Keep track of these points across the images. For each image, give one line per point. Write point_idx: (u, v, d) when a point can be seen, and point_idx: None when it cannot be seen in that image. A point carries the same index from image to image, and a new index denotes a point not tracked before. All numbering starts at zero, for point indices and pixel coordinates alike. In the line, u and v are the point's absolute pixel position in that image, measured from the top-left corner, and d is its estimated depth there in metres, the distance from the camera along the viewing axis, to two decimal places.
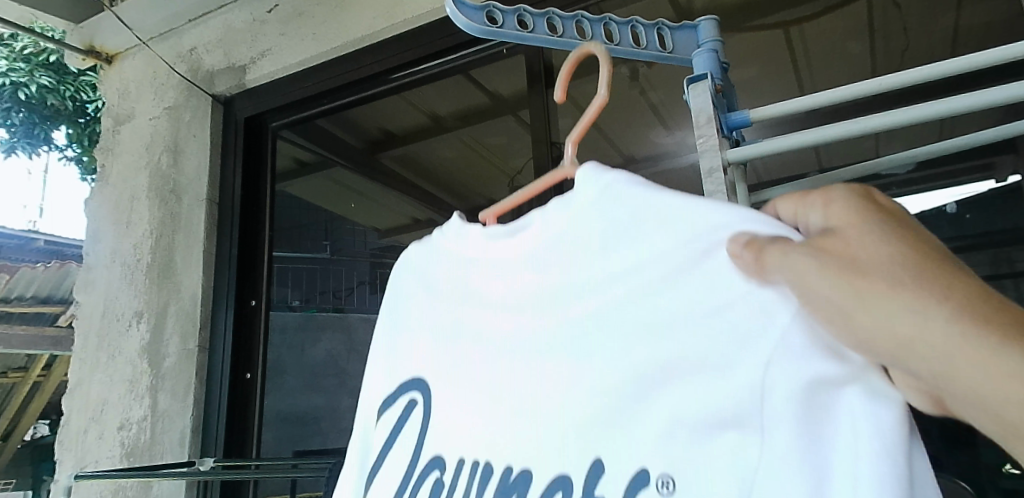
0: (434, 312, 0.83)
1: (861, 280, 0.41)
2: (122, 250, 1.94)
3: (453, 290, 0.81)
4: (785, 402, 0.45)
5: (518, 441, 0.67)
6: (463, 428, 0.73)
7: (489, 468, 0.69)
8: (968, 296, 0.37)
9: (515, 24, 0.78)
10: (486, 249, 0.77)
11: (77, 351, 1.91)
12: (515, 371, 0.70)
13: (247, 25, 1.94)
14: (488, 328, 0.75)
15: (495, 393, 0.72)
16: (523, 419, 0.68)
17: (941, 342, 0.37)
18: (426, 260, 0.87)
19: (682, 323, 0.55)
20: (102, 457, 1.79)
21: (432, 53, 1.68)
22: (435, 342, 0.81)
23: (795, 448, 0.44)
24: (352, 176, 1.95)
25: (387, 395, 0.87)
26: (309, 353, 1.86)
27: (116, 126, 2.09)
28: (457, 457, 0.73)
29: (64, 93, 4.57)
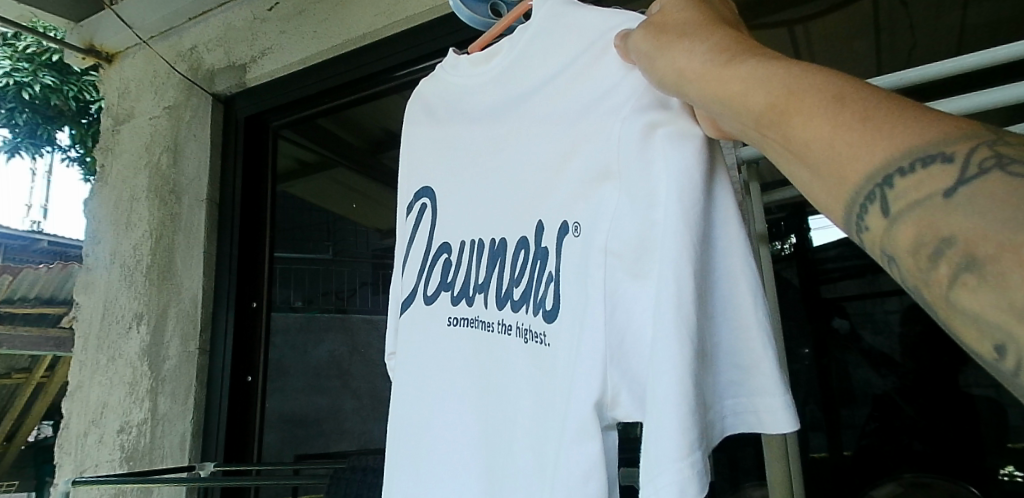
0: (435, 133, 0.94)
1: (665, 33, 0.57)
2: (122, 251, 1.92)
3: (450, 109, 0.93)
4: (630, 146, 0.64)
5: (497, 226, 0.81)
6: (456, 229, 0.87)
7: (484, 245, 0.82)
8: (725, 40, 0.53)
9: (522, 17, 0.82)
10: (469, 77, 0.89)
11: (77, 353, 1.90)
12: (484, 172, 0.85)
13: (248, 23, 1.92)
14: (466, 140, 0.89)
15: (471, 189, 0.86)
16: (485, 205, 0.84)
17: (697, 64, 0.53)
18: (432, 87, 0.97)
19: (592, 106, 0.71)
20: (102, 461, 1.77)
21: (432, 52, 1.65)
22: (437, 156, 0.93)
23: (628, 178, 0.64)
24: (355, 177, 1.97)
25: (408, 201, 0.97)
26: (314, 354, 1.85)
27: (116, 126, 2.08)
28: (458, 249, 0.86)
29: (67, 93, 4.55)
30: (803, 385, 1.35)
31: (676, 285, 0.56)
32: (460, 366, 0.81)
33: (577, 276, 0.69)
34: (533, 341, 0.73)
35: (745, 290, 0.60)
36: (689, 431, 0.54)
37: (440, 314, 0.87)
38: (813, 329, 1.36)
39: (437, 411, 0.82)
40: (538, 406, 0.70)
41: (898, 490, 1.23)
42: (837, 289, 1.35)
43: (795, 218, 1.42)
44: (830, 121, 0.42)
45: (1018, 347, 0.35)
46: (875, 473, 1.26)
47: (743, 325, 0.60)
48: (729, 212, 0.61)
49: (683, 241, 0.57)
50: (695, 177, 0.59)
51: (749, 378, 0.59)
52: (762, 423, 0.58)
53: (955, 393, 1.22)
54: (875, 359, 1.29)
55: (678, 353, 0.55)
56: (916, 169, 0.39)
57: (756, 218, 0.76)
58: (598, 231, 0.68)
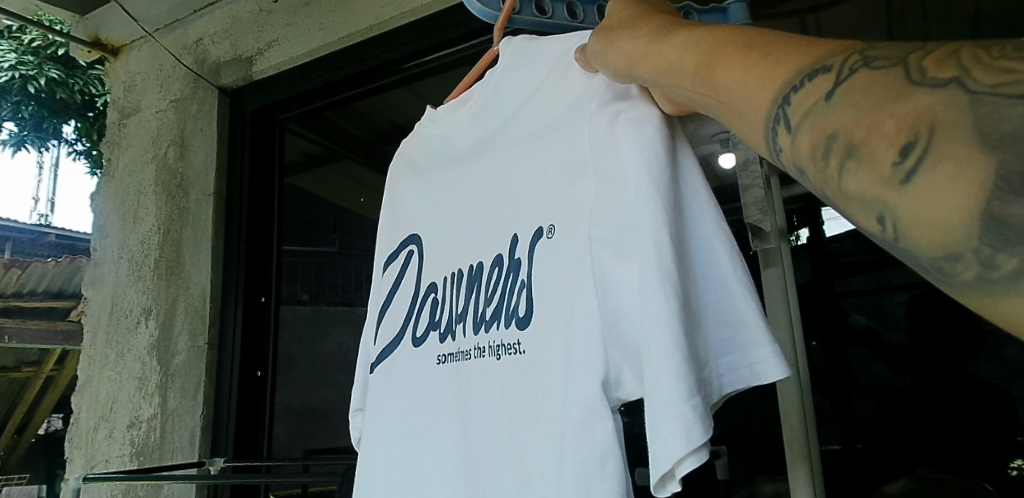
0: (412, 178, 0.94)
1: (611, 28, 0.60)
2: (129, 246, 1.91)
3: (422, 157, 0.93)
4: (599, 128, 0.64)
5: (477, 250, 0.79)
6: (435, 261, 0.86)
7: (461, 276, 0.80)
8: (664, 23, 0.56)
9: (532, 10, 0.73)
10: (436, 122, 0.89)
11: (86, 348, 1.90)
12: (460, 191, 0.84)
13: (254, 16, 1.90)
14: (443, 170, 0.88)
15: (451, 213, 0.85)
16: (478, 241, 0.79)
17: (641, 46, 0.56)
18: (413, 146, 0.95)
19: (564, 110, 0.71)
20: (112, 456, 1.76)
21: (437, 44, 1.64)
22: (413, 206, 0.93)
23: (602, 160, 0.64)
24: (358, 167, 1.90)
25: (387, 256, 0.96)
26: (321, 346, 1.81)
27: (122, 120, 2.07)
28: (438, 279, 0.84)
29: (72, 87, 4.56)
30: (815, 380, 1.32)
31: (653, 246, 0.55)
32: (443, 399, 0.77)
33: (558, 274, 0.67)
34: (511, 355, 0.70)
35: (718, 250, 0.58)
36: (685, 381, 0.52)
37: (427, 356, 0.82)
38: (830, 322, 1.34)
39: (425, 446, 0.78)
40: (529, 414, 0.66)
41: (910, 485, 1.22)
42: (848, 281, 1.33)
43: (809, 210, 1.39)
44: (742, 71, 0.46)
45: (893, 211, 0.36)
46: (886, 467, 1.24)
47: (723, 284, 0.58)
48: (697, 177, 0.60)
49: (654, 205, 0.56)
50: (661, 147, 0.58)
51: (739, 332, 0.57)
52: (755, 376, 0.55)
53: (965, 385, 1.20)
54: (887, 352, 1.28)
55: (661, 305, 0.53)
56: (804, 83, 0.41)
57: (778, 211, 0.74)
58: (579, 226, 0.66)
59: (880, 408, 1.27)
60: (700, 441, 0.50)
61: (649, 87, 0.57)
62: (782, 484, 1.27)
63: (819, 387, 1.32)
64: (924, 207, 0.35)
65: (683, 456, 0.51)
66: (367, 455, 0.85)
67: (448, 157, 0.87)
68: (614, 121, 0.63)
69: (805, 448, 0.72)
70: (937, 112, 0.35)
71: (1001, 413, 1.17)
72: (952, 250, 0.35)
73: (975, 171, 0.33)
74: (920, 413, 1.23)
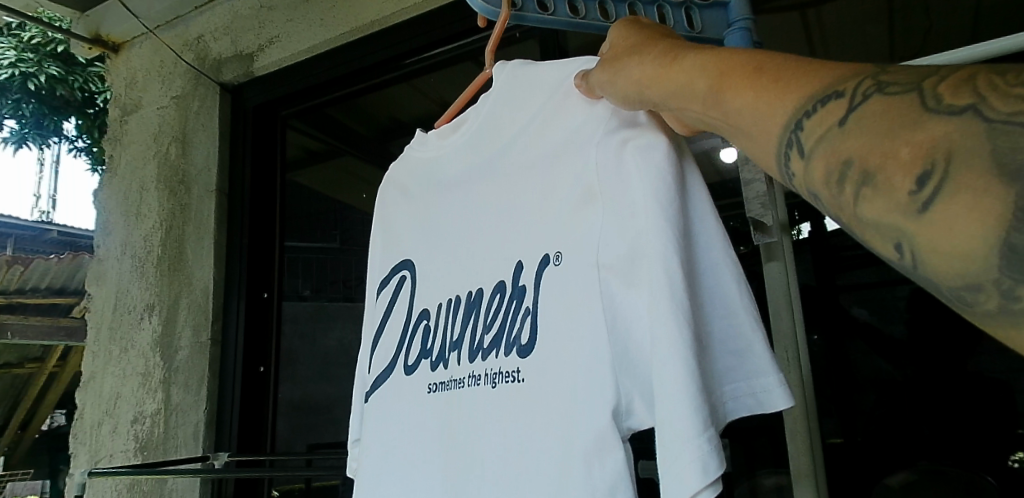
0: (407, 199, 0.92)
1: (617, 51, 0.60)
2: (132, 242, 1.92)
3: (417, 179, 0.91)
4: (607, 153, 0.64)
5: (474, 276, 0.78)
6: (430, 287, 0.84)
7: (459, 302, 0.78)
8: (668, 45, 0.55)
9: (536, 6, 0.67)
10: (433, 146, 0.88)
11: (89, 344, 1.91)
12: (458, 213, 0.83)
13: (254, 12, 1.90)
14: (439, 193, 0.86)
15: (449, 236, 0.83)
16: (475, 265, 0.78)
17: (649, 70, 0.55)
18: (404, 172, 0.94)
19: (567, 134, 0.70)
20: (116, 451, 1.78)
21: (438, 40, 1.65)
22: (408, 229, 0.91)
23: (610, 186, 0.63)
24: (359, 163, 1.91)
25: (381, 279, 0.93)
26: (321, 343, 1.82)
27: (123, 116, 2.07)
28: (431, 306, 0.83)
29: (72, 84, 4.56)
30: (817, 374, 1.33)
31: (665, 278, 0.55)
32: (436, 427, 0.75)
33: (563, 302, 0.66)
34: (510, 384, 0.68)
35: (725, 279, 0.58)
36: (699, 415, 0.51)
37: (415, 383, 0.81)
38: (832, 316, 1.34)
39: (417, 476, 0.76)
40: (527, 447, 0.65)
41: (911, 478, 1.22)
42: (851, 276, 1.34)
43: (812, 204, 1.39)
44: (752, 94, 0.45)
45: (910, 241, 0.37)
46: (888, 462, 1.25)
47: (733, 313, 0.58)
48: (705, 204, 0.60)
49: (665, 236, 0.56)
50: (671, 173, 0.58)
51: (746, 361, 0.57)
52: (763, 404, 0.56)
53: (968, 380, 1.20)
54: (888, 346, 1.28)
55: (674, 338, 0.53)
56: (818, 109, 0.41)
57: (780, 205, 0.74)
58: (586, 254, 0.66)
59: (881, 402, 1.27)
60: (714, 476, 0.50)
61: (659, 110, 0.56)
62: (783, 478, 1.28)
63: (821, 382, 1.32)
64: (944, 238, 0.35)
65: (698, 492, 0.50)
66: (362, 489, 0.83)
67: (441, 181, 0.86)
68: (623, 147, 0.62)
69: (806, 440, 0.72)
70: (954, 141, 0.35)
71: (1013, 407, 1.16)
72: (971, 279, 0.35)
73: (995, 202, 0.33)
74: (922, 406, 1.24)
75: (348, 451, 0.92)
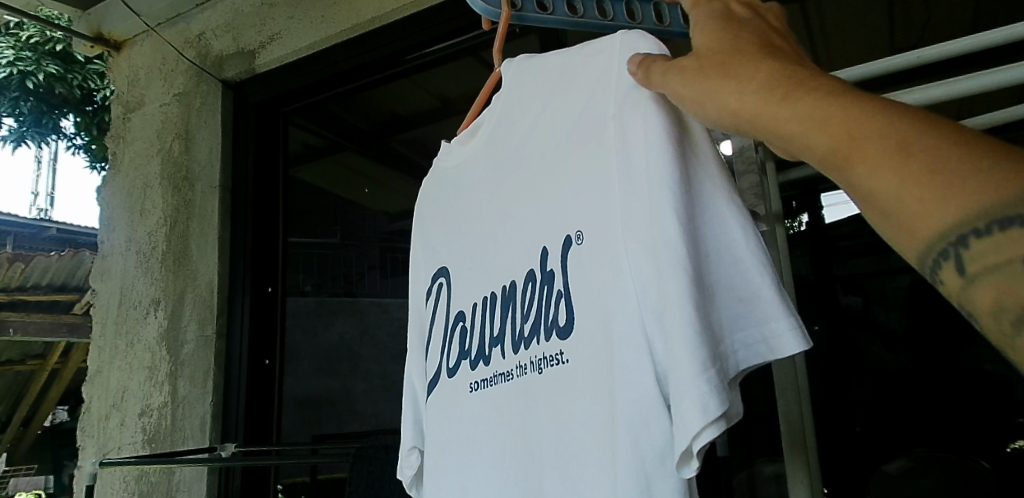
0: (435, 204, 0.90)
1: (708, 70, 0.50)
2: (137, 238, 1.94)
3: (438, 187, 0.90)
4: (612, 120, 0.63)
5: (502, 270, 0.76)
6: (466, 287, 0.82)
7: (495, 298, 0.76)
8: (769, 76, 0.45)
9: (535, 6, 0.70)
10: (455, 154, 0.87)
11: (95, 339, 1.94)
12: (483, 203, 0.80)
13: (255, 9, 1.92)
14: (461, 193, 0.85)
15: (477, 233, 0.81)
16: (505, 257, 0.76)
17: (750, 107, 0.46)
18: (432, 183, 0.91)
19: (578, 111, 0.69)
20: (124, 444, 1.80)
21: (439, 37, 1.66)
22: (440, 235, 0.89)
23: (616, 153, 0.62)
24: (362, 159, 2.00)
25: (424, 288, 0.92)
26: (324, 336, 1.89)
27: (127, 113, 2.09)
28: (465, 308, 0.82)
29: (71, 82, 4.58)
30: (816, 363, 1.35)
31: (663, 224, 0.54)
32: (493, 421, 0.73)
33: (584, 281, 0.65)
34: (554, 366, 0.67)
35: (734, 227, 0.56)
36: (700, 351, 0.50)
37: (457, 385, 0.80)
38: (829, 307, 1.37)
39: (474, 472, 0.74)
40: (572, 431, 0.63)
41: (908, 464, 1.24)
42: (849, 266, 1.36)
43: (808, 196, 1.41)
44: (861, 167, 0.39)
45: None
46: (885, 449, 1.27)
47: (741, 264, 0.55)
48: (711, 157, 0.58)
49: (666, 182, 0.55)
50: (661, 126, 0.57)
51: (755, 308, 0.55)
52: (775, 350, 0.54)
53: (961, 369, 1.25)
54: (884, 336, 1.31)
55: (676, 279, 0.52)
56: (992, 231, 0.36)
57: (772, 199, 0.76)
58: (601, 226, 0.64)
59: (875, 390, 1.30)
60: (716, 411, 0.49)
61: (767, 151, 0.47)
62: (781, 466, 1.30)
63: (816, 370, 1.34)
64: None
65: (701, 429, 0.49)
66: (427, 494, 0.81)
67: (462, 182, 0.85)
68: (630, 104, 0.61)
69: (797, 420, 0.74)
70: None
71: (992, 391, 1.23)
72: None
73: None
74: (919, 394, 1.27)
75: (399, 459, 0.89)
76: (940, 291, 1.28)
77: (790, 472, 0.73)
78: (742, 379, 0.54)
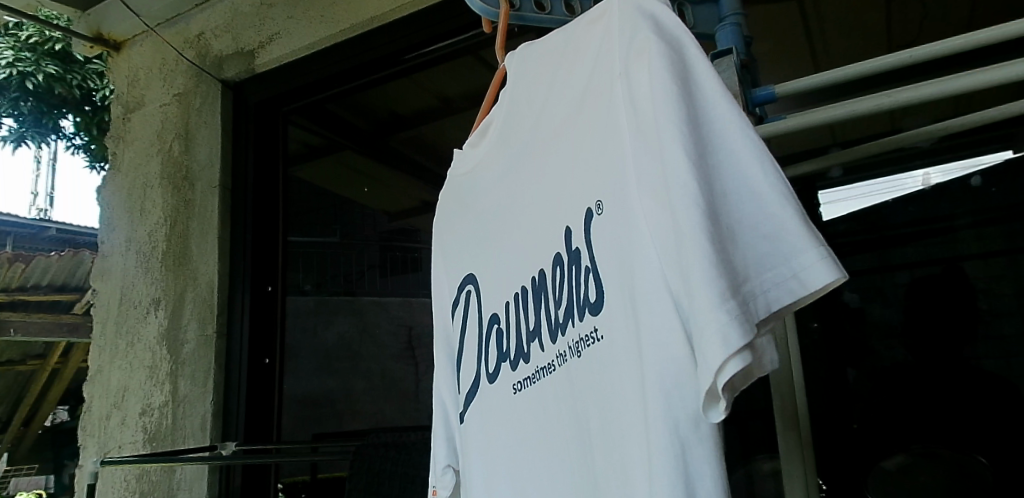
0: (453, 217, 0.90)
1: None
2: (138, 238, 1.95)
3: (455, 197, 0.89)
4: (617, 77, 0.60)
5: (530, 260, 0.75)
6: (492, 286, 0.81)
7: (527, 292, 0.75)
8: None
9: (532, 6, 0.70)
10: (468, 159, 0.87)
11: (96, 339, 1.94)
12: (507, 194, 0.79)
13: (254, 9, 1.92)
14: (483, 194, 0.83)
15: (502, 222, 0.79)
16: (534, 246, 0.74)
17: None
18: (449, 191, 0.90)
19: (587, 80, 0.67)
20: (126, 442, 1.81)
21: (438, 36, 1.66)
22: (461, 242, 0.88)
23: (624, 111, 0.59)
24: (359, 159, 2.04)
25: (451, 300, 0.91)
26: (322, 336, 1.90)
27: (127, 113, 2.09)
28: (497, 309, 0.81)
29: (71, 82, 4.59)
30: (814, 359, 1.34)
31: (671, 166, 0.51)
32: (540, 415, 0.72)
33: (610, 248, 0.62)
34: (592, 345, 0.65)
35: (751, 155, 0.50)
36: (717, 284, 0.46)
37: (498, 389, 0.79)
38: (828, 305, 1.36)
39: (528, 468, 0.72)
40: (615, 413, 0.61)
41: (907, 460, 1.27)
42: (847, 264, 1.36)
43: (806, 193, 1.40)
44: None
45: None
46: (883, 446, 1.28)
47: (758, 194, 0.50)
48: (717, 88, 0.53)
49: (673, 125, 0.52)
50: (659, 70, 0.54)
51: (780, 240, 0.49)
52: (806, 283, 0.48)
53: (960, 367, 1.25)
54: (881, 332, 1.31)
55: (688, 217, 0.49)
56: None
57: None
58: (617, 191, 0.61)
59: (874, 387, 1.30)
60: (737, 344, 0.45)
61: None
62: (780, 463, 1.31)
63: (816, 368, 1.34)
64: None
65: (723, 362, 0.46)
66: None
67: (480, 177, 0.84)
68: (633, 54, 0.58)
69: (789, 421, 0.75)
70: None
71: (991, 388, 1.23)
72: None
73: None
74: (917, 391, 1.28)
75: (436, 479, 0.89)
76: (939, 290, 1.29)
77: (786, 471, 0.75)
78: (772, 322, 0.49)
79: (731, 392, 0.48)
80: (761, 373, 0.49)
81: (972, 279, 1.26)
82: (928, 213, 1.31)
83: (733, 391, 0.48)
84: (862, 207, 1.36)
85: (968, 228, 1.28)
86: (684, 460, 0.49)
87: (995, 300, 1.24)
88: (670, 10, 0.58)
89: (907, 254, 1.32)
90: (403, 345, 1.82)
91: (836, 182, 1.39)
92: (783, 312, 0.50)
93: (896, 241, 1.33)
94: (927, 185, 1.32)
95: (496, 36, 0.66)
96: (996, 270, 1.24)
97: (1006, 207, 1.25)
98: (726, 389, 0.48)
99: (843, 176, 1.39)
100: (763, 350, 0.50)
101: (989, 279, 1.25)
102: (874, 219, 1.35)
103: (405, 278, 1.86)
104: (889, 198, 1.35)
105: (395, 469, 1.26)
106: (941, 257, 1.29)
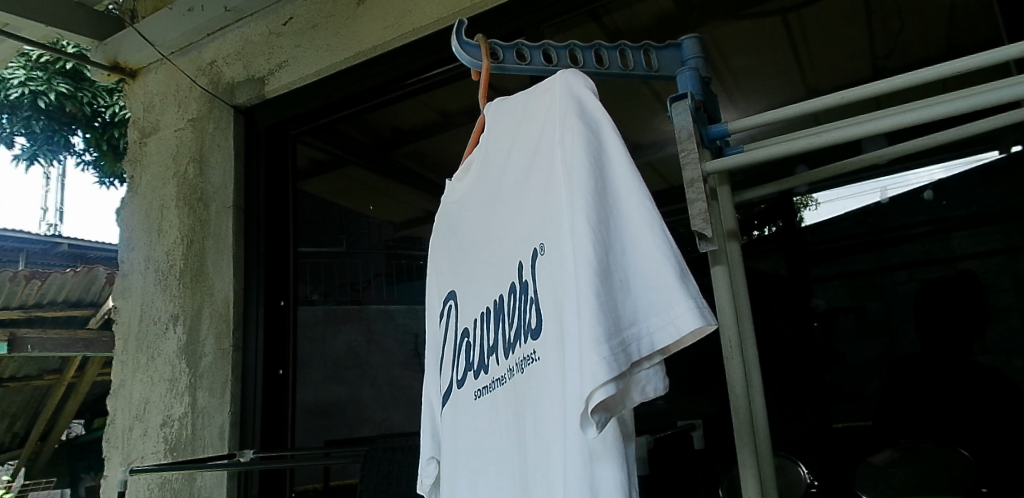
0: (444, 238, 0.98)
1: None
2: (155, 257, 2.04)
3: (447, 222, 0.97)
4: (556, 150, 0.71)
5: (494, 285, 0.84)
6: (469, 305, 0.90)
7: (490, 312, 0.84)
8: None
9: (514, 57, 0.77)
10: (454, 190, 0.94)
11: (118, 354, 2.03)
12: (478, 229, 0.88)
13: (264, 39, 2.03)
14: (464, 222, 0.92)
15: (475, 251, 0.88)
16: (496, 279, 0.84)
17: None
18: (439, 216, 0.99)
19: (534, 144, 0.77)
20: (148, 452, 1.89)
21: (437, 61, 1.79)
22: (448, 261, 0.96)
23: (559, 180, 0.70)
24: (365, 172, 2.06)
25: (439, 309, 0.99)
26: (331, 345, 1.97)
27: (143, 138, 2.19)
28: (470, 323, 0.89)
29: (81, 99, 4.73)
30: (795, 359, 1.44)
31: (578, 227, 0.62)
32: (494, 422, 0.80)
33: (549, 287, 0.72)
34: (529, 365, 0.74)
35: (647, 226, 0.61)
36: (598, 327, 0.58)
37: (466, 394, 0.87)
38: (806, 307, 1.44)
39: (479, 465, 0.81)
40: (547, 420, 0.70)
41: (894, 455, 1.34)
42: (838, 267, 1.42)
43: (783, 204, 1.50)
44: None
45: None
46: (870, 444, 1.36)
47: (647, 257, 0.61)
48: (631, 171, 0.65)
49: (583, 194, 0.64)
50: (584, 155, 0.66)
51: (662, 291, 0.59)
52: (678, 330, 0.58)
53: (953, 365, 1.31)
54: (862, 333, 1.38)
55: (583, 272, 0.60)
56: None
57: (723, 218, 0.79)
58: (553, 237, 0.71)
59: (851, 385, 1.38)
60: (604, 376, 0.56)
61: None
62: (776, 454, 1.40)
63: (791, 369, 1.44)
64: None
65: (593, 389, 0.57)
66: (445, 491, 0.87)
67: (459, 215, 0.93)
68: (565, 128, 0.69)
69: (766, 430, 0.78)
70: None
71: (987, 381, 1.27)
72: None
73: None
74: (900, 390, 1.34)
75: (420, 468, 0.96)
76: (936, 290, 1.33)
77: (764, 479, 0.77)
78: (653, 355, 0.60)
79: (604, 412, 0.59)
80: (637, 399, 0.60)
81: (972, 279, 1.29)
82: (918, 217, 1.35)
83: (606, 412, 0.59)
84: (829, 216, 1.45)
85: (962, 232, 1.31)
86: (588, 465, 0.61)
87: (997, 296, 1.27)
88: (596, 95, 0.70)
89: (904, 254, 1.36)
90: (410, 352, 1.85)
91: (805, 194, 1.48)
92: (666, 350, 0.60)
93: (888, 245, 1.38)
94: (884, 197, 1.40)
95: (478, 84, 0.74)
96: (992, 265, 1.28)
97: (994, 211, 1.29)
98: (599, 409, 0.58)
99: (809, 190, 1.48)
100: (643, 381, 0.61)
101: (985, 278, 1.28)
102: (857, 226, 1.41)
103: (412, 284, 1.88)
104: (870, 200, 1.41)
105: (402, 470, 1.35)
106: (943, 258, 1.32)
